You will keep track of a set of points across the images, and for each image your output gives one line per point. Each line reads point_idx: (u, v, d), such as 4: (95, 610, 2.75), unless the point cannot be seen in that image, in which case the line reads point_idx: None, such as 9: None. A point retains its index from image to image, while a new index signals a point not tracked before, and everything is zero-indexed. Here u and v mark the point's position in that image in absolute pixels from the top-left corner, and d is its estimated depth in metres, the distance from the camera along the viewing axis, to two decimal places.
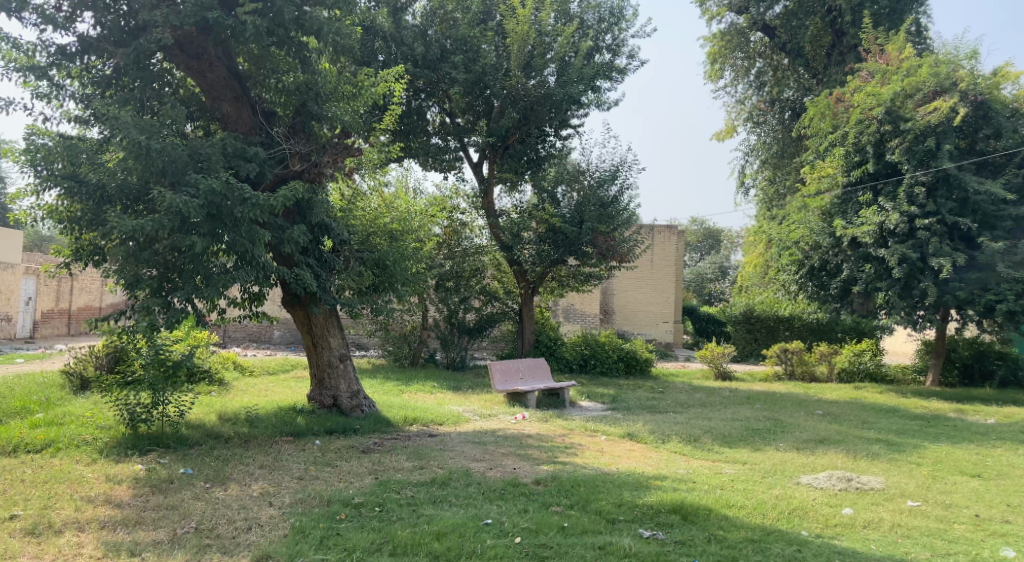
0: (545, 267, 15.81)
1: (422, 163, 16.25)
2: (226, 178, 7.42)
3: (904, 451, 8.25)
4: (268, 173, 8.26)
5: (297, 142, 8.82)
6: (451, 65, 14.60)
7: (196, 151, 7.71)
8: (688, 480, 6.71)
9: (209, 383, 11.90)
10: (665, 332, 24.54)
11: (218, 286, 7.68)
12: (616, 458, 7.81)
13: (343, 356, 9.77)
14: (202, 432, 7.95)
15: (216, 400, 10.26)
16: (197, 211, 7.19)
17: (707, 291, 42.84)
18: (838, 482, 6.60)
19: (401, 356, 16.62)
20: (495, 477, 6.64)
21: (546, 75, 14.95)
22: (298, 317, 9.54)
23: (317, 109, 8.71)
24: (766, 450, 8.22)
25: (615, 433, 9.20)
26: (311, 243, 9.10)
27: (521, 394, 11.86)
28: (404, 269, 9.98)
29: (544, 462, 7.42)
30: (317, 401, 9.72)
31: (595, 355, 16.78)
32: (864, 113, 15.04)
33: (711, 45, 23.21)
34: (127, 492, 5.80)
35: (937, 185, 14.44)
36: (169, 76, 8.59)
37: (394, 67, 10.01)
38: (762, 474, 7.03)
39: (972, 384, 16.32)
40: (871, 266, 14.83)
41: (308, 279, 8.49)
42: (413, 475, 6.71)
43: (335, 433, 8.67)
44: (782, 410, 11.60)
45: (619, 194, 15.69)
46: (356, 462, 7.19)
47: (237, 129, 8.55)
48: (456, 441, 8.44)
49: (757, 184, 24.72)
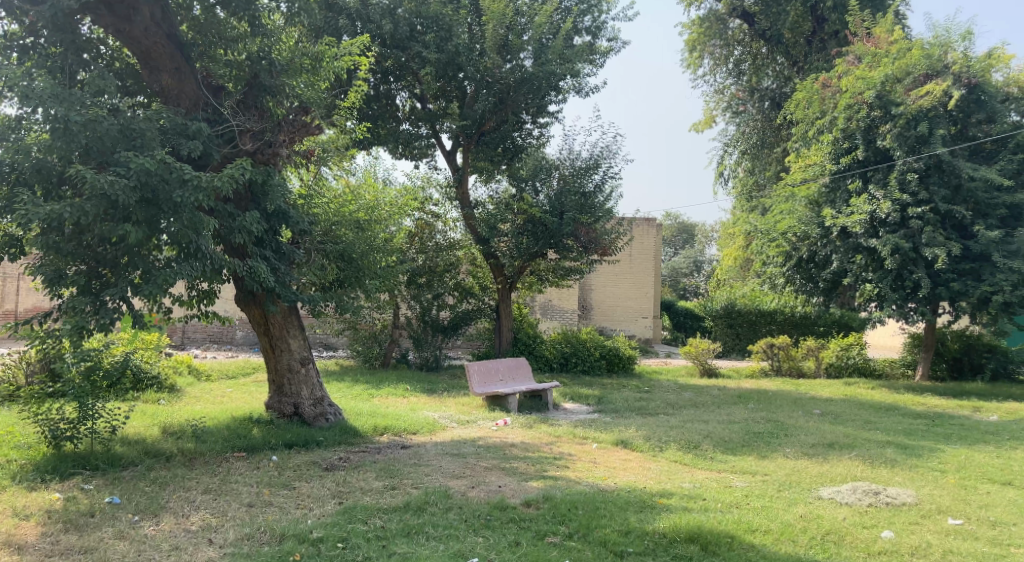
0: (523, 261, 14.89)
1: (392, 150, 15.32)
2: (162, 157, 6.41)
3: (922, 457, 7.54)
4: (213, 153, 7.27)
5: (248, 118, 7.81)
6: (421, 45, 13.69)
7: (128, 125, 6.64)
8: (698, 497, 5.91)
9: (159, 389, 10.84)
10: (645, 328, 23.90)
11: (159, 282, 6.60)
12: (612, 470, 7.00)
13: (304, 360, 8.80)
14: (140, 449, 6.92)
15: (162, 410, 9.21)
16: (127, 193, 6.20)
17: (681, 286, 42.48)
18: (864, 497, 5.85)
19: (371, 356, 15.66)
20: (478, 499, 5.76)
21: (522, 58, 14.11)
22: (253, 317, 8.54)
23: (270, 81, 7.69)
24: (775, 458, 7.47)
25: (606, 440, 8.38)
26: (267, 232, 8.01)
27: (501, 397, 10.98)
28: (371, 263, 9.26)
29: (532, 477, 6.56)
30: (276, 410, 8.71)
31: (575, 353, 15.97)
32: (854, 97, 14.40)
33: (689, 32, 22.63)
34: (33, 531, 4.82)
35: (930, 172, 13.92)
36: (102, 45, 7.53)
37: (359, 36, 8.90)
38: (778, 488, 6.25)
39: (962, 378, 15.86)
40: (863, 257, 14.29)
41: (264, 274, 7.47)
42: (384, 499, 5.80)
43: (296, 447, 7.72)
44: (779, 411, 10.90)
45: (601, 184, 14.87)
46: (317, 483, 6.25)
47: (179, 104, 7.52)
48: (432, 454, 7.54)
49: (736, 175, 24.20)
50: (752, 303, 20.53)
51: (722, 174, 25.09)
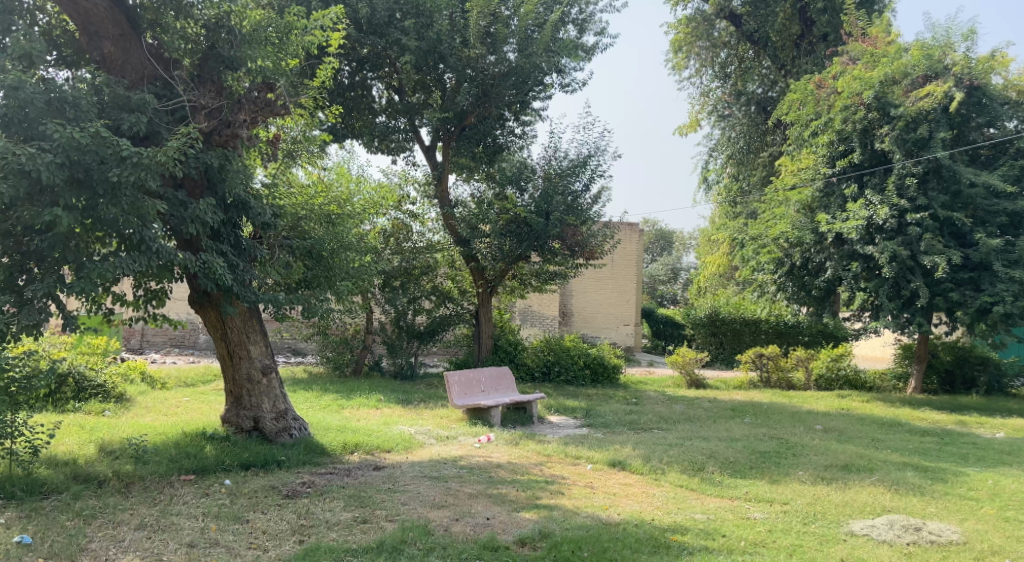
0: (506, 263, 14.00)
1: (367, 144, 14.53)
2: (96, 128, 5.49)
3: (948, 482, 6.87)
4: (161, 131, 6.34)
5: (202, 93, 6.90)
6: (400, 31, 12.77)
7: (58, 94, 5.75)
8: (716, 533, 5.15)
9: (106, 399, 9.80)
10: (626, 335, 23.23)
11: (92, 277, 5.62)
12: (612, 498, 6.21)
13: (266, 369, 7.87)
14: (68, 472, 5.96)
15: (104, 423, 8.20)
16: (52, 169, 5.25)
17: (659, 294, 41.82)
18: (904, 533, 5.15)
19: (342, 363, 14.85)
20: (463, 537, 4.92)
21: (507, 51, 13.35)
22: (209, 320, 7.63)
23: (228, 51, 6.84)
24: (788, 483, 6.73)
25: (601, 461, 7.57)
26: (225, 224, 7.10)
27: (482, 410, 10.13)
28: (343, 261, 8.40)
29: (524, 507, 5.74)
30: (233, 424, 7.78)
31: (558, 362, 15.18)
32: (850, 98, 13.91)
33: (675, 32, 22.06)
34: None
35: (929, 178, 13.44)
36: (38, 11, 6.60)
37: (333, 7, 8.04)
38: (804, 521, 5.51)
39: (955, 391, 15.40)
40: (858, 265, 13.74)
41: (219, 269, 6.54)
42: (352, 537, 4.93)
43: (253, 468, 6.80)
44: (779, 427, 10.23)
45: (589, 184, 14.11)
46: (274, 515, 5.34)
47: (123, 76, 6.57)
48: (409, 477, 6.67)
49: (721, 180, 23.68)
50: (737, 311, 19.99)
51: (706, 179, 24.60)
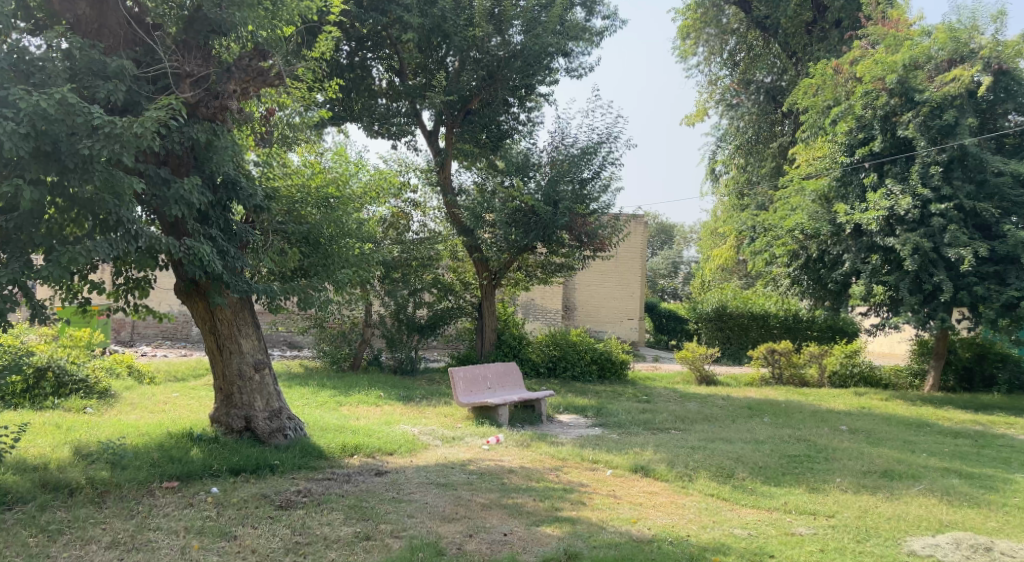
0: (512, 254, 13.33)
1: (366, 128, 13.88)
2: (64, 93, 4.81)
3: (1000, 492, 6.31)
4: (141, 101, 5.74)
5: (187, 60, 6.30)
6: (402, 8, 12.08)
7: (24, 58, 5.11)
8: (764, 553, 4.59)
9: (88, 395, 9.19)
10: (631, 330, 22.67)
11: (63, 261, 4.99)
12: (639, 508, 5.65)
13: (258, 365, 7.27)
14: (37, 479, 5.36)
15: (85, 422, 7.61)
16: (14, 138, 4.60)
17: (660, 289, 41.39)
18: (973, 554, 4.60)
19: (339, 357, 14.25)
20: (480, 556, 4.36)
21: (512, 33, 12.73)
22: (196, 311, 7.02)
23: (215, 14, 6.19)
24: (828, 492, 6.19)
25: (623, 465, 7.01)
26: (214, 206, 6.47)
27: (489, 409, 9.54)
28: (341, 249, 7.77)
29: (544, 519, 5.17)
30: (224, 424, 7.18)
31: (564, 358, 14.61)
32: (871, 83, 13.30)
33: (683, 18, 21.32)
34: None
35: (953, 166, 12.87)
36: None
37: None
38: (857, 538, 4.95)
39: (973, 389, 14.90)
40: (879, 257, 13.19)
41: (207, 254, 5.90)
42: (355, 556, 4.35)
43: (244, 473, 6.21)
44: (802, 426, 9.69)
45: (600, 172, 13.51)
46: (266, 530, 4.75)
47: (101, 41, 5.96)
48: (415, 483, 6.09)
49: (728, 171, 23.09)
50: (745, 306, 19.44)
51: (712, 169, 23.98)
